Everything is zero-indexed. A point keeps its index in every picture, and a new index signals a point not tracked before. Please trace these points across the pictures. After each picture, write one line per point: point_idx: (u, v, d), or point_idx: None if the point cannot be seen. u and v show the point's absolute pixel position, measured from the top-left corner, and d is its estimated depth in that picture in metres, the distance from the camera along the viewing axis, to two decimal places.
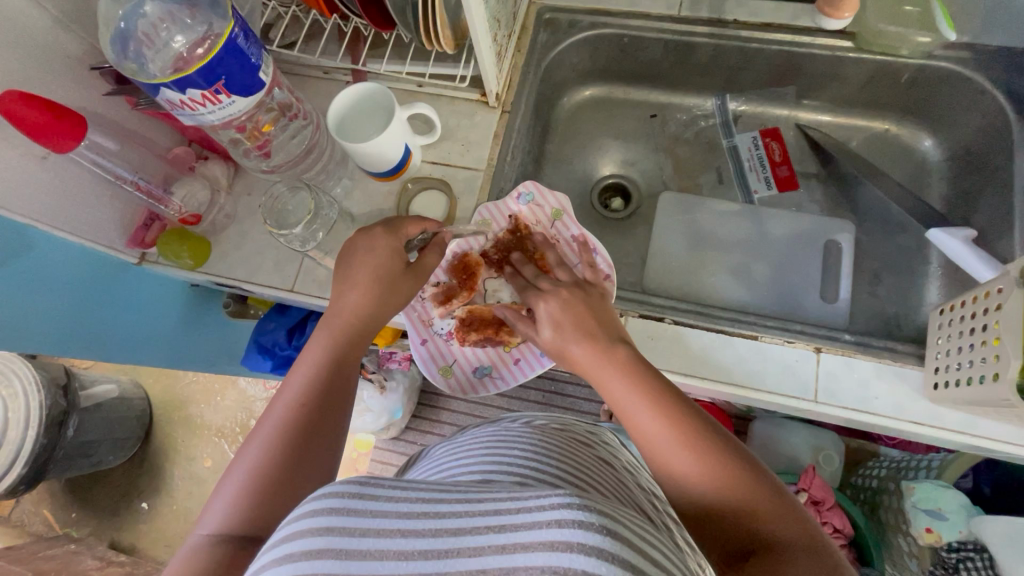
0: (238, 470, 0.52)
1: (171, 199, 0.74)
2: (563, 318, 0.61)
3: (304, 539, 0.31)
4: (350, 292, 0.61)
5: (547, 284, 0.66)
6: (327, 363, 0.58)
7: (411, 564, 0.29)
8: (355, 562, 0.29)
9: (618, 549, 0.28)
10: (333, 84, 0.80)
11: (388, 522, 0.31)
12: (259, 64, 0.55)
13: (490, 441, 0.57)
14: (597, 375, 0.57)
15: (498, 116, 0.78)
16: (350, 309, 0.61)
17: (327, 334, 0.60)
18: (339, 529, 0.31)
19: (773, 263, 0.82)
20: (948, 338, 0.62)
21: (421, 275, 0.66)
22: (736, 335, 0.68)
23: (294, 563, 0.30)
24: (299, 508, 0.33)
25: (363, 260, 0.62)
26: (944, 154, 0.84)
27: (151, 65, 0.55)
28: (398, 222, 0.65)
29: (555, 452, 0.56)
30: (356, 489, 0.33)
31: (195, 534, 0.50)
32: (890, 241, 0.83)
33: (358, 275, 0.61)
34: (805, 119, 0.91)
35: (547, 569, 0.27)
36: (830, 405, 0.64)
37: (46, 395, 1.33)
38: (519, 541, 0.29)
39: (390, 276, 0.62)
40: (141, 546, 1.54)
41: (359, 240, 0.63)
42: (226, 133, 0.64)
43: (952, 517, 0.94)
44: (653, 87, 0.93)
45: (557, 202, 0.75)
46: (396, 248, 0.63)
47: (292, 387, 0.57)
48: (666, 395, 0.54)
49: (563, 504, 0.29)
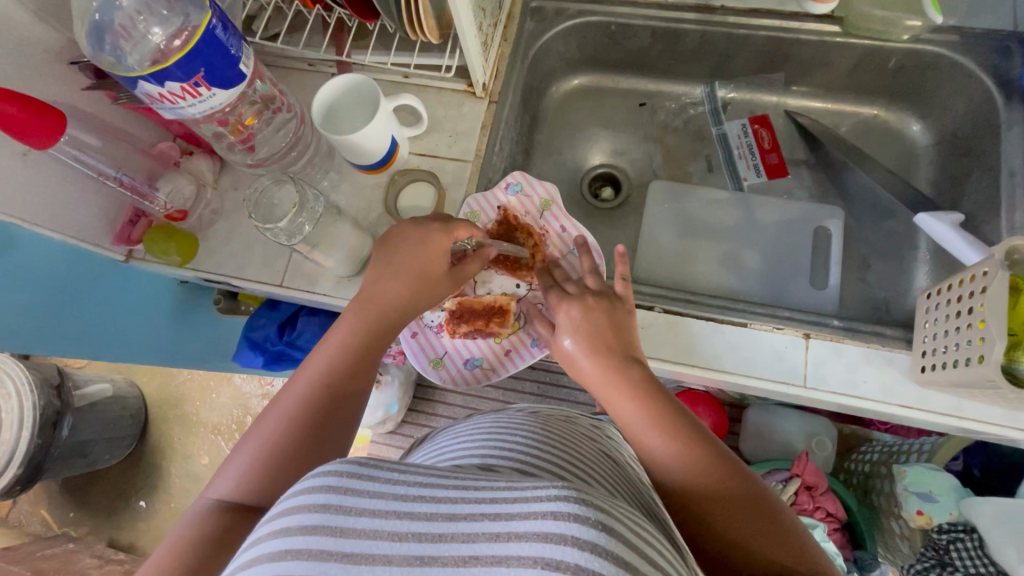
0: (255, 441, 0.52)
1: (156, 196, 0.73)
2: (583, 328, 0.61)
3: (299, 514, 0.31)
4: (390, 280, 0.62)
5: (572, 288, 0.66)
6: (354, 350, 0.58)
7: (404, 547, 0.29)
8: (350, 540, 0.29)
9: (613, 546, 0.28)
10: (318, 77, 0.79)
11: (386, 504, 0.31)
12: (239, 56, 0.55)
13: (491, 429, 0.58)
14: (607, 393, 0.57)
15: (486, 106, 0.77)
16: (387, 299, 0.61)
17: (353, 318, 0.60)
18: (336, 508, 0.31)
19: (763, 250, 0.82)
20: (936, 321, 0.62)
21: (460, 280, 0.67)
22: (725, 323, 0.68)
23: (290, 537, 0.30)
24: (297, 485, 0.33)
25: (405, 249, 0.63)
26: (933, 138, 0.84)
27: (128, 57, 0.54)
28: (454, 220, 0.65)
29: (556, 441, 0.57)
30: (355, 470, 0.33)
31: (202, 498, 0.51)
32: (879, 226, 0.83)
33: (400, 264, 0.62)
34: (794, 106, 0.91)
35: (538, 560, 0.28)
36: (819, 390, 0.64)
37: (40, 395, 1.33)
38: (513, 530, 0.29)
39: (428, 273, 0.63)
40: (140, 544, 1.54)
41: (408, 228, 0.64)
42: (209, 127, 0.64)
43: (942, 499, 0.96)
44: (641, 75, 0.92)
45: (545, 192, 0.75)
46: (443, 244, 0.63)
47: (317, 366, 0.57)
48: (685, 423, 0.54)
49: (559, 497, 0.30)
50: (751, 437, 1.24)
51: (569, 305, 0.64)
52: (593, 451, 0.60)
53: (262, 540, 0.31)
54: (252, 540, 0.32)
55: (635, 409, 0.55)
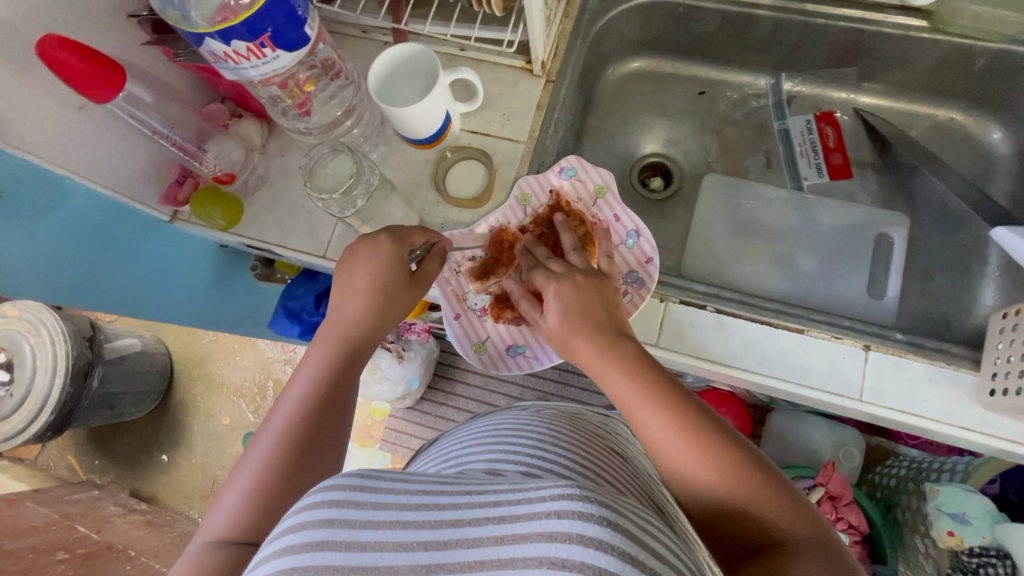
0: (241, 479, 0.51)
1: (205, 157, 0.72)
2: (572, 307, 0.58)
3: (305, 531, 0.33)
4: (349, 300, 0.60)
5: (558, 265, 0.62)
6: (328, 375, 0.57)
7: (411, 555, 0.31)
8: (355, 554, 0.31)
9: (620, 541, 0.30)
10: (372, 45, 0.76)
11: (388, 515, 0.33)
12: (305, 18, 0.53)
13: (499, 429, 0.59)
14: (602, 372, 0.55)
15: (543, 85, 0.74)
16: (346, 320, 0.60)
17: (322, 348, 0.59)
18: (339, 522, 0.33)
19: (819, 254, 0.79)
20: (1009, 344, 0.59)
21: (424, 285, 0.63)
22: (781, 328, 0.65)
23: (294, 555, 0.32)
24: (298, 504, 0.35)
25: (365, 265, 0.60)
26: (1014, 148, 0.79)
27: (194, 12, 0.51)
28: (403, 231, 0.62)
29: (564, 441, 0.57)
30: (355, 482, 0.35)
31: (197, 539, 0.49)
32: (945, 237, 0.78)
33: (357, 281, 0.59)
34: (864, 104, 0.87)
35: (545, 560, 0.29)
36: (875, 404, 0.62)
37: (73, 346, 1.34)
38: (518, 532, 0.31)
39: (390, 286, 0.60)
40: (161, 496, 1.58)
41: (361, 244, 0.60)
42: (267, 90, 0.62)
43: (975, 522, 0.93)
44: (704, 62, 0.89)
45: (600, 179, 0.72)
46: (399, 258, 0.60)
47: (293, 399, 0.56)
48: (685, 405, 0.50)
49: (564, 495, 0.31)
50: (776, 442, 1.22)
51: (557, 282, 0.60)
52: (609, 454, 0.59)
53: (267, 560, 0.33)
54: (257, 560, 0.34)
55: (630, 390, 0.52)
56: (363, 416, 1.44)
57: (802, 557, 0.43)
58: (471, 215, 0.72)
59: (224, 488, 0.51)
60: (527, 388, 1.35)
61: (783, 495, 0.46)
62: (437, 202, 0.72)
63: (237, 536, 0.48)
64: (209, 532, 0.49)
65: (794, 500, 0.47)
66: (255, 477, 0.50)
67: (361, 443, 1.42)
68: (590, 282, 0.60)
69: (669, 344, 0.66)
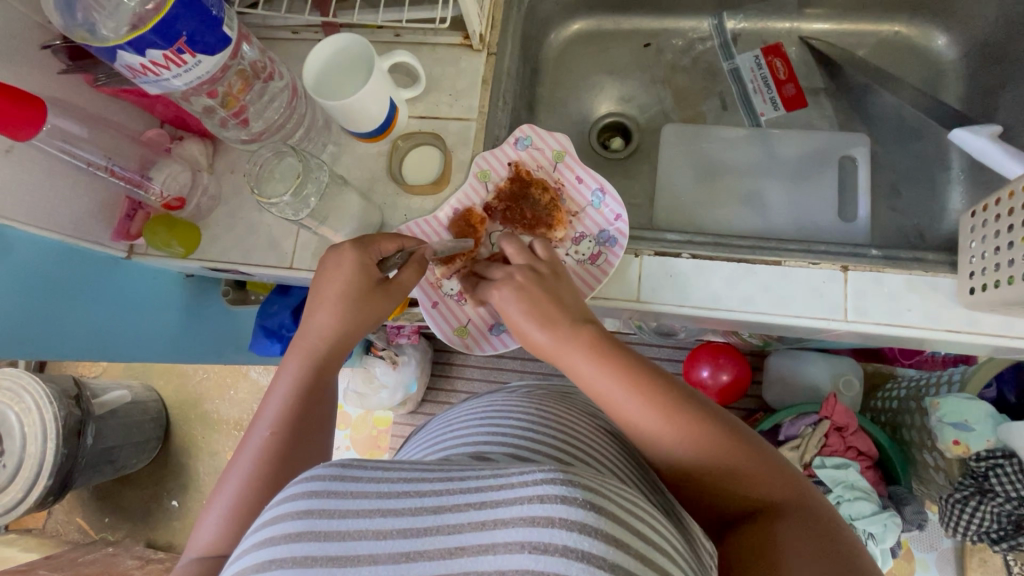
0: (221, 500, 0.51)
1: (151, 184, 0.70)
2: (527, 305, 0.56)
3: (284, 523, 0.32)
4: (317, 312, 0.58)
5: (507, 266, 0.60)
6: (301, 387, 0.57)
7: (390, 541, 0.30)
8: (334, 543, 0.31)
9: (602, 524, 0.29)
10: (304, 45, 0.74)
11: (370, 503, 0.32)
12: (222, 17, 0.51)
13: (484, 413, 0.58)
14: (567, 362, 0.54)
15: (484, 59, 0.73)
16: (315, 332, 0.58)
17: (294, 362, 0.58)
18: (320, 512, 0.32)
19: (788, 186, 0.79)
20: (982, 241, 0.59)
21: (396, 295, 0.60)
22: (759, 263, 0.64)
23: (275, 546, 0.31)
24: (282, 494, 0.34)
25: (329, 277, 0.58)
26: (960, 50, 0.80)
27: (104, 28, 0.49)
28: (371, 237, 0.60)
29: (552, 420, 0.56)
30: (337, 472, 0.34)
31: (185, 556, 0.50)
32: (906, 150, 0.79)
33: (324, 293, 0.58)
34: (807, 32, 0.87)
35: (526, 544, 0.29)
36: (860, 322, 0.62)
37: (59, 407, 1.31)
38: (498, 518, 0.30)
39: (358, 294, 0.58)
40: (178, 542, 1.55)
41: (327, 254, 0.59)
42: (198, 101, 0.60)
43: (978, 427, 0.92)
44: (645, 13, 0.88)
45: (557, 143, 0.71)
46: (365, 263, 0.58)
47: (266, 415, 0.55)
48: (644, 377, 0.51)
49: (544, 480, 0.31)
50: (776, 384, 1.22)
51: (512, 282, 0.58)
52: (592, 428, 0.59)
53: (248, 552, 0.33)
54: (239, 552, 0.34)
55: (603, 374, 0.51)
56: (367, 427, 1.40)
57: (788, 519, 0.44)
58: (435, 201, 0.70)
59: (209, 501, 0.52)
60: (525, 373, 1.34)
61: (750, 454, 0.48)
62: (397, 193, 0.70)
63: (222, 550, 0.48)
64: (195, 549, 0.49)
65: (764, 463, 0.48)
66: (237, 491, 0.50)
67: (369, 454, 1.39)
68: (575, 310, 0.57)
69: (651, 299, 0.65)
